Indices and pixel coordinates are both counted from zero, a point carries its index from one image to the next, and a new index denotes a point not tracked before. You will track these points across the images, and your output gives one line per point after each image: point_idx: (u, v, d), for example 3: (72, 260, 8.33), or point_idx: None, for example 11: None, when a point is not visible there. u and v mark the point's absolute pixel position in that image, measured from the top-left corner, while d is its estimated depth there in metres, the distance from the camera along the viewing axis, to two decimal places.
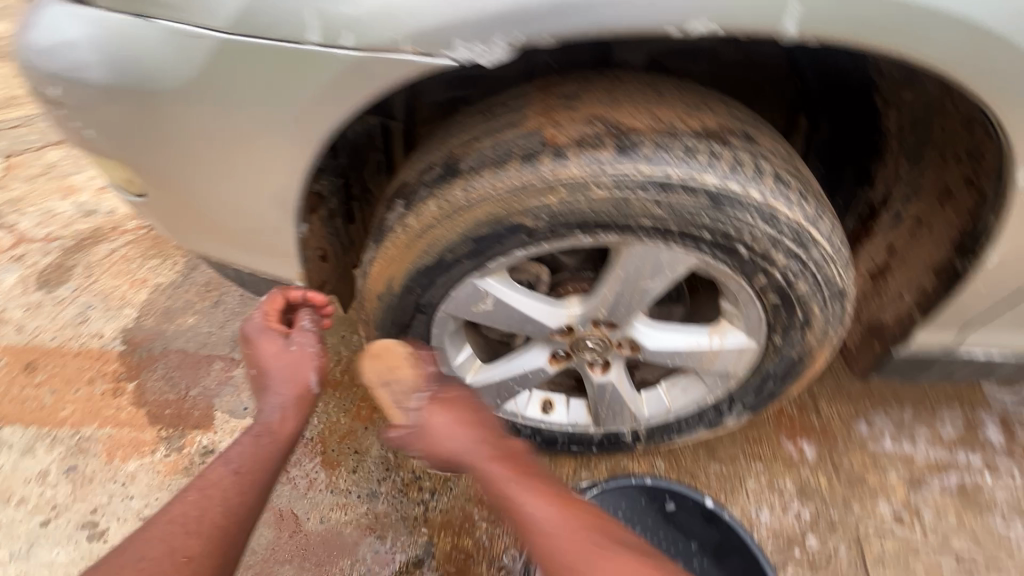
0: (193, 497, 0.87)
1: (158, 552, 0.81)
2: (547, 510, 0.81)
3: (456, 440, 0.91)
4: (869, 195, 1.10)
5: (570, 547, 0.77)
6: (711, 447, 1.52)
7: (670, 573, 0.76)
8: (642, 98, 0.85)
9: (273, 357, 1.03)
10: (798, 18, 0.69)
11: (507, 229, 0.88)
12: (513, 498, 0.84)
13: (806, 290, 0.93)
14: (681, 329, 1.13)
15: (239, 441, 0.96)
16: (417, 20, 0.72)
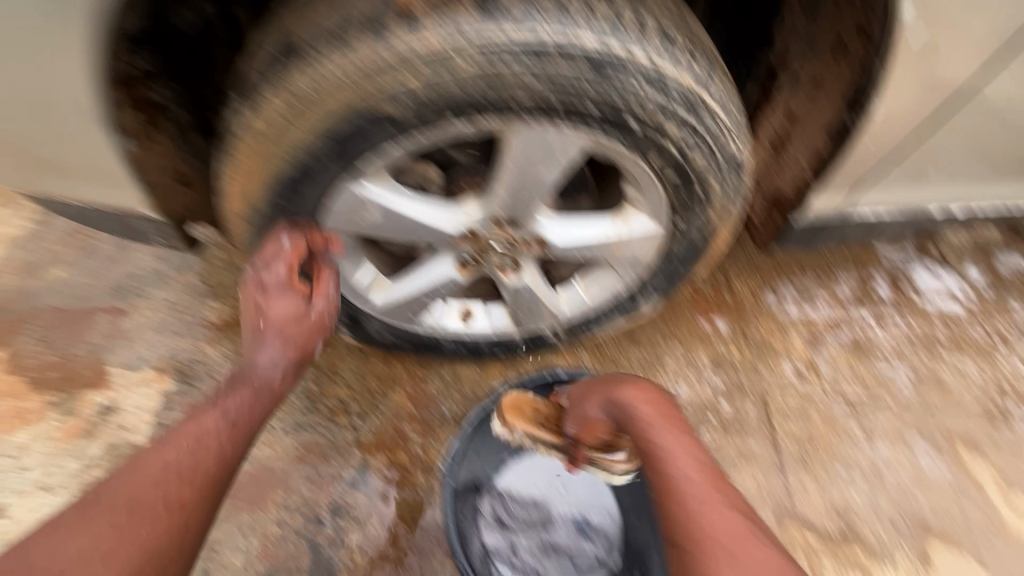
0: (187, 444, 0.83)
1: (154, 496, 0.78)
2: (690, 465, 0.86)
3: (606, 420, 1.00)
4: (769, 57, 1.02)
5: (707, 498, 0.82)
6: (633, 334, 1.56)
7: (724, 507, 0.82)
8: None
9: (285, 316, 0.95)
10: None
11: (369, 121, 0.77)
12: (668, 454, 0.88)
13: (703, 163, 0.89)
14: (588, 219, 1.08)
15: (237, 393, 0.92)
16: None
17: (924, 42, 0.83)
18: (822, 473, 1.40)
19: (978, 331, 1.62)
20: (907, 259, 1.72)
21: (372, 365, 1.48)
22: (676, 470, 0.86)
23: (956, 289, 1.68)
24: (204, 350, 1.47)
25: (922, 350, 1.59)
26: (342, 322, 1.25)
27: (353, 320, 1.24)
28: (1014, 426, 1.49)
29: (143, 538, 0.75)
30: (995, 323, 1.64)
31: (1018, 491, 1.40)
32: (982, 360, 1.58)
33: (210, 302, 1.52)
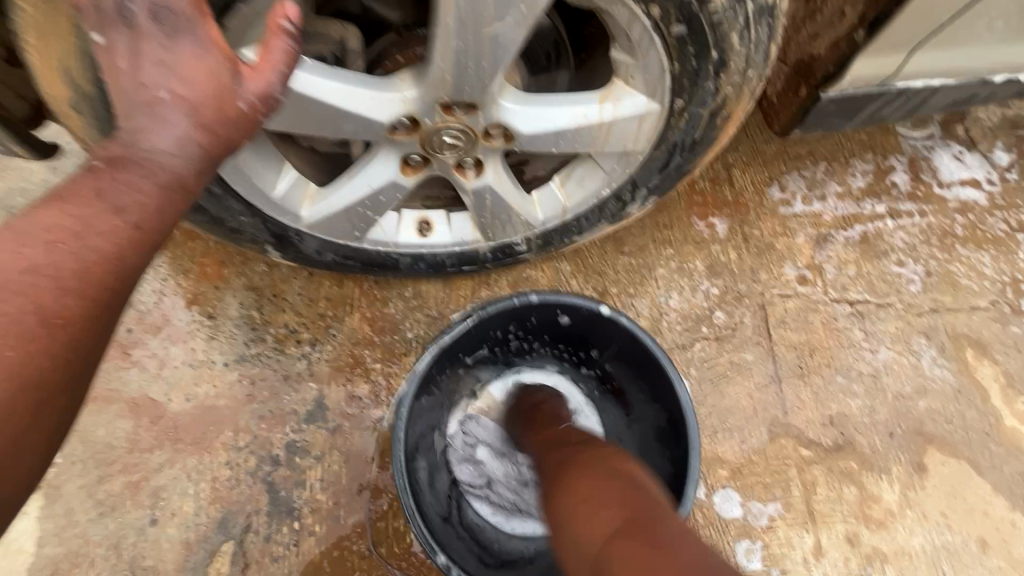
0: (60, 237, 0.51)
1: (13, 309, 0.49)
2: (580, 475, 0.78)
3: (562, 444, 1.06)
4: None
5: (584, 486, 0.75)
6: (620, 240, 1.37)
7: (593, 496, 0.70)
8: None
9: (198, 87, 0.55)
10: None
11: None
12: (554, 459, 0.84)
13: (722, 6, 0.67)
14: (562, 98, 0.83)
15: (109, 184, 0.54)
16: None
17: None
18: (819, 384, 1.30)
19: (1000, 223, 1.46)
20: (931, 142, 1.50)
21: (322, 287, 1.28)
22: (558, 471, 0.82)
23: (981, 175, 1.49)
24: None
25: (937, 246, 1.43)
26: (267, 242, 1.00)
27: (280, 239, 1.00)
28: None
29: (12, 365, 0.48)
30: (1020, 213, 1.46)
31: (1019, 393, 1.33)
32: (1001, 255, 1.43)
33: None
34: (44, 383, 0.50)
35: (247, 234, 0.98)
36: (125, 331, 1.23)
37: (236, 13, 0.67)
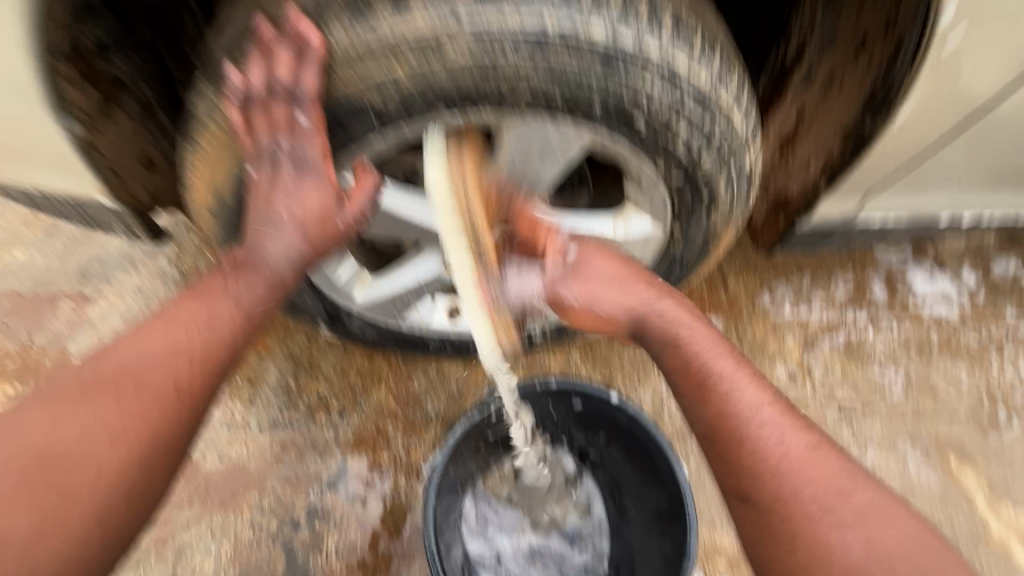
0: (193, 326, 0.78)
1: (161, 378, 0.75)
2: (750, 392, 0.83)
3: (608, 268, 0.93)
4: (783, 52, 0.97)
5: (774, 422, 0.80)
6: None
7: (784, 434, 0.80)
8: None
9: (314, 213, 0.79)
10: None
11: (348, 109, 0.72)
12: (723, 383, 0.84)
13: (710, 167, 0.82)
14: (582, 217, 1.02)
15: (231, 292, 0.80)
16: None
17: (956, 49, 0.77)
18: None
19: (971, 335, 1.60)
20: (905, 260, 1.68)
21: (354, 359, 1.40)
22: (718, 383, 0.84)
23: (952, 292, 1.65)
24: None
25: (915, 355, 1.57)
26: (320, 317, 1.15)
27: (331, 316, 1.15)
28: (1002, 434, 1.48)
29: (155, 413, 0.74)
30: (990, 327, 1.62)
31: (999, 499, 1.41)
32: (974, 365, 1.57)
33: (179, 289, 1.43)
34: (172, 425, 0.75)
35: (306, 310, 1.13)
36: None
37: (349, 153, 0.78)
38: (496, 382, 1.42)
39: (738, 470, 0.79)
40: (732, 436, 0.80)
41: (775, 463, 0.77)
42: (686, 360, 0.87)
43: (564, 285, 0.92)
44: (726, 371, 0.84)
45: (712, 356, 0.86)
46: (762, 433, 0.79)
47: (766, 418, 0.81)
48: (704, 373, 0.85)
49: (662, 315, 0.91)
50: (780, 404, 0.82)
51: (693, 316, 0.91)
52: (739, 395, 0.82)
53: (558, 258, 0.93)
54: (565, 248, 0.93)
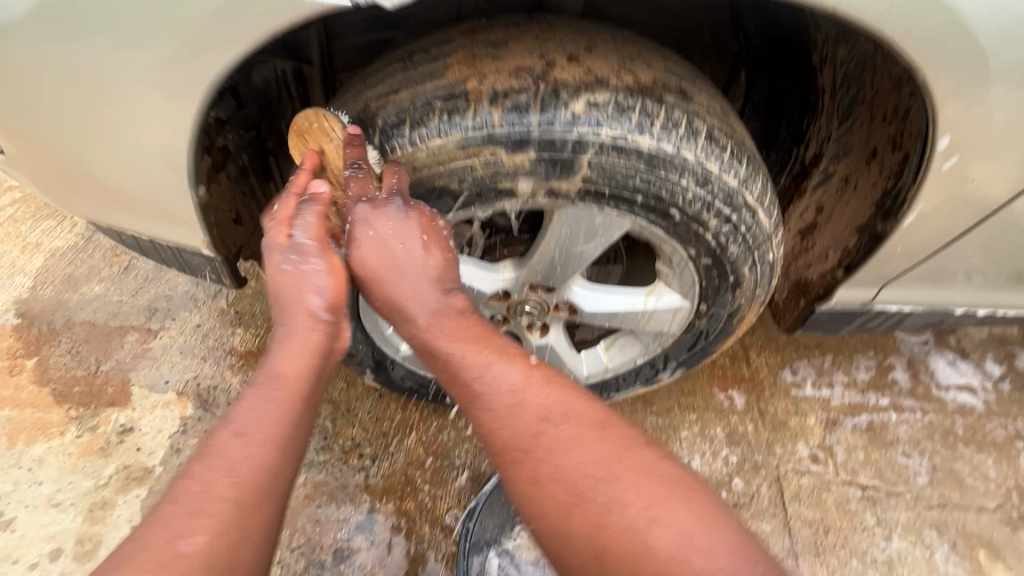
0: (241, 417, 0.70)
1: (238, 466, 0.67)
2: (509, 393, 0.80)
3: (392, 238, 0.79)
4: (803, 154, 1.11)
5: (520, 412, 0.78)
6: (649, 400, 1.57)
7: (571, 431, 0.77)
8: (565, 32, 0.80)
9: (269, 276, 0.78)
10: None
11: (429, 192, 0.82)
12: (482, 389, 0.80)
13: (737, 253, 0.90)
14: (617, 288, 1.12)
15: (254, 392, 0.72)
16: None
17: (955, 167, 0.86)
18: (833, 565, 1.37)
19: (997, 428, 1.60)
20: (926, 348, 1.72)
21: (389, 407, 1.48)
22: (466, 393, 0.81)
23: (975, 382, 1.67)
24: (227, 378, 1.49)
25: (940, 443, 1.57)
26: (367, 366, 1.24)
27: (378, 364, 1.24)
28: None
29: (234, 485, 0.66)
30: (1016, 420, 1.62)
31: None
32: (1002, 458, 1.56)
33: (237, 330, 1.56)
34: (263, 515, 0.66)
35: (355, 358, 1.22)
36: None
37: None
38: None
39: (514, 474, 0.76)
40: (499, 444, 0.78)
41: (536, 451, 0.76)
42: (444, 364, 0.82)
43: (408, 282, 0.82)
44: (470, 372, 0.81)
45: (462, 357, 0.82)
46: (531, 427, 0.77)
47: (516, 407, 0.79)
48: (471, 389, 0.81)
49: (430, 328, 0.83)
50: (552, 392, 0.80)
51: (454, 318, 0.83)
52: (489, 393, 0.80)
53: (391, 229, 0.78)
54: (358, 207, 0.77)
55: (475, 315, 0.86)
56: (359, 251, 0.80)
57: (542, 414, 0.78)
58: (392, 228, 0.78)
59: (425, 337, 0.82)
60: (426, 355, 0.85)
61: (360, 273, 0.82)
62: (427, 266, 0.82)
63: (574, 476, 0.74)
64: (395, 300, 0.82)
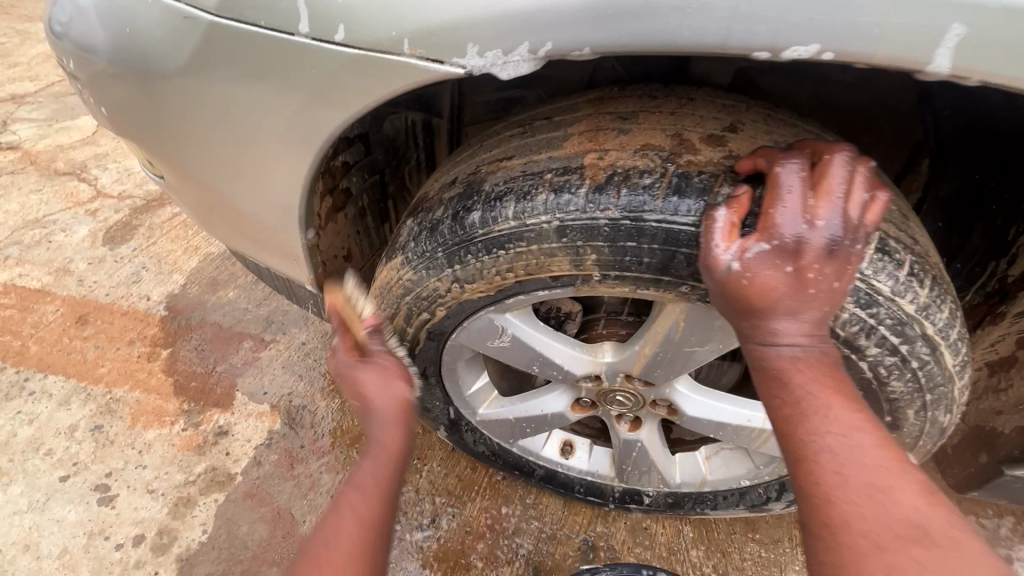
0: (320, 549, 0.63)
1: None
2: (848, 436, 0.56)
3: (773, 277, 0.59)
4: (1003, 269, 0.86)
5: (856, 474, 0.54)
6: (752, 524, 1.32)
7: (958, 553, 0.48)
8: (709, 107, 0.70)
9: (376, 390, 0.74)
10: (949, 51, 0.47)
11: (528, 267, 0.74)
12: (805, 412, 0.58)
13: (899, 391, 0.70)
14: (729, 397, 0.96)
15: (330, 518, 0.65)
16: (422, 15, 0.54)
17: None
18: None
19: None
20: None
21: (459, 465, 1.41)
22: (787, 424, 0.59)
23: None
24: (316, 401, 1.54)
25: None
26: (442, 423, 1.17)
27: (453, 423, 1.17)
28: None
29: None
30: None
31: None
32: None
33: None
34: None
35: (431, 414, 1.15)
36: (299, 446, 1.46)
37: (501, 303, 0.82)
38: (592, 536, 1.31)
39: (822, 559, 0.53)
40: (828, 519, 0.53)
41: (877, 548, 0.50)
42: (782, 402, 0.59)
43: (788, 318, 0.60)
44: (821, 424, 0.57)
45: (816, 402, 0.58)
46: (894, 521, 0.51)
47: (861, 487, 0.53)
48: (795, 422, 0.58)
49: (796, 363, 0.60)
50: (914, 477, 0.53)
51: (830, 369, 0.60)
52: (839, 457, 0.55)
53: (786, 271, 0.59)
54: (788, 222, 0.58)
55: (841, 369, 0.62)
56: (745, 289, 0.60)
57: (879, 483, 0.53)
58: (762, 269, 0.59)
59: (786, 370, 0.60)
60: (759, 389, 0.63)
61: (718, 300, 0.62)
62: (810, 315, 0.60)
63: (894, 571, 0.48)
64: (775, 332, 0.61)
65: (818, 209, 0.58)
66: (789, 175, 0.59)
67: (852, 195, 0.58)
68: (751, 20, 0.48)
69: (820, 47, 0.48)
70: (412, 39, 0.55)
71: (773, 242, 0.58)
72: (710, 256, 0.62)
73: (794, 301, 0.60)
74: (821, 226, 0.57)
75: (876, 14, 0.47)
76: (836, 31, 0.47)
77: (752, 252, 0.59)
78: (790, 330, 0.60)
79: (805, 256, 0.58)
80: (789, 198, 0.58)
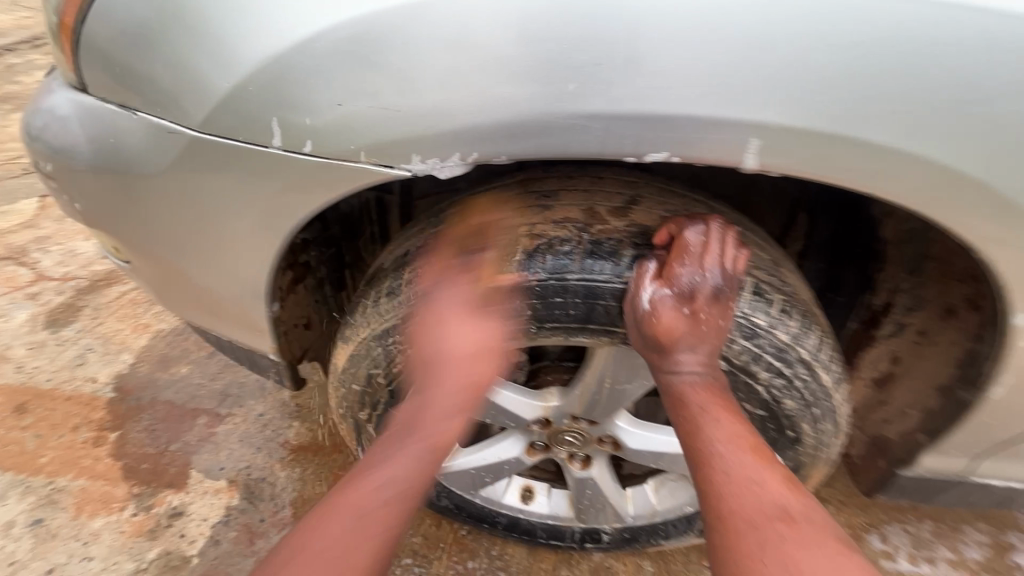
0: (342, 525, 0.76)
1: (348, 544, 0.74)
2: (733, 443, 0.74)
3: (677, 317, 0.77)
4: (871, 300, 1.04)
5: (739, 474, 0.72)
6: (706, 551, 1.40)
7: (810, 523, 0.67)
8: (614, 182, 0.84)
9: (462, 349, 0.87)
10: (758, 154, 0.63)
11: (475, 325, 0.85)
12: (702, 425, 0.75)
13: (793, 408, 0.84)
14: (665, 428, 1.08)
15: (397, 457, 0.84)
16: (373, 134, 0.67)
17: None
18: None
19: None
20: None
21: (424, 522, 1.44)
22: (689, 435, 0.76)
23: None
24: (276, 471, 1.53)
25: None
26: None
27: None
28: None
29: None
30: None
31: None
32: None
33: (294, 423, 1.63)
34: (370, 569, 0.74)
35: None
36: (259, 520, 1.44)
37: None
38: None
39: (718, 541, 0.68)
40: (721, 509, 0.70)
41: (755, 526, 0.67)
42: (684, 418, 0.77)
43: (689, 350, 0.78)
44: (714, 432, 0.75)
45: (709, 415, 0.76)
46: (767, 505, 0.69)
47: (744, 481, 0.71)
48: (696, 433, 0.76)
49: (694, 387, 0.78)
50: (779, 473, 0.73)
51: (719, 390, 0.79)
52: (727, 459, 0.73)
53: (684, 313, 0.78)
54: (685, 272, 0.77)
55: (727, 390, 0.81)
56: (655, 327, 0.77)
57: (755, 477, 0.72)
58: (667, 314, 0.77)
59: (685, 393, 0.78)
60: (669, 411, 0.80)
61: (638, 338, 0.79)
62: (705, 347, 0.79)
63: (762, 540, 0.66)
64: (678, 361, 0.78)
65: (707, 263, 0.76)
66: (689, 239, 0.77)
67: (727, 252, 0.77)
68: (620, 135, 0.63)
69: (670, 153, 0.64)
70: (368, 150, 0.68)
71: (674, 291, 0.77)
72: (635, 297, 0.77)
73: (694, 336, 0.78)
74: (708, 277, 0.77)
75: (708, 130, 0.62)
76: (681, 142, 0.63)
77: (660, 299, 0.77)
78: (692, 359, 0.78)
79: (696, 301, 0.78)
80: (687, 255, 0.77)
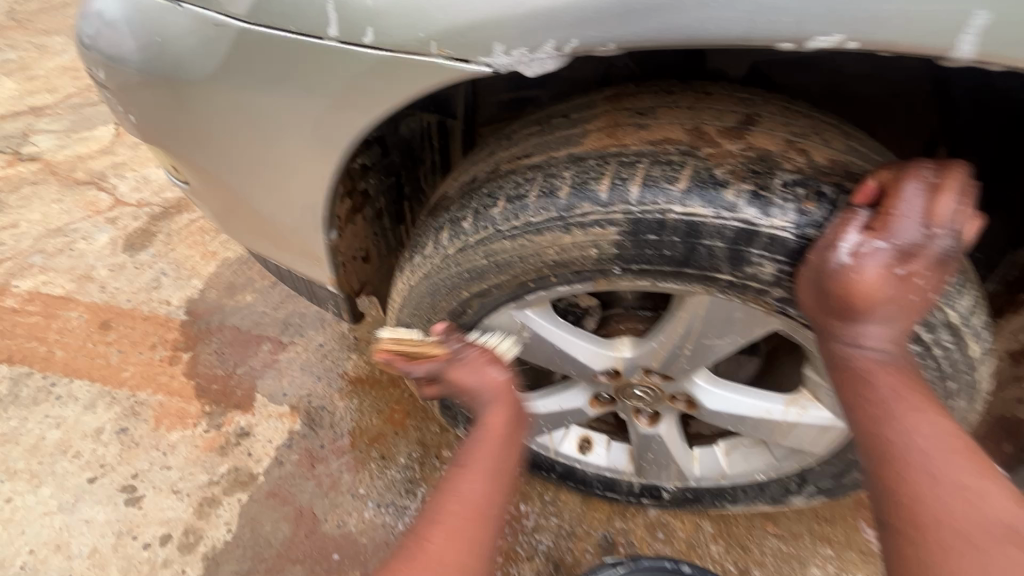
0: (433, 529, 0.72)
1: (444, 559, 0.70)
2: (937, 441, 0.60)
3: (891, 281, 0.60)
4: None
5: (945, 480, 0.58)
6: (771, 518, 1.32)
7: None
8: (725, 103, 0.70)
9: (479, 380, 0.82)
10: (980, 38, 0.48)
11: (550, 265, 0.75)
12: (891, 412, 0.61)
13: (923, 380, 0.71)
14: (749, 391, 0.96)
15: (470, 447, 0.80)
16: (448, 15, 0.57)
17: None
18: None
19: None
20: None
21: None
22: (878, 425, 0.61)
23: None
24: (335, 401, 1.56)
25: None
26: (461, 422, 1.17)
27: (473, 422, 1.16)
28: None
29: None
30: None
31: None
32: None
33: (352, 355, 1.65)
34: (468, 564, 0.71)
35: (451, 411, 1.16)
36: (319, 446, 1.48)
37: (521, 299, 0.83)
38: (612, 532, 1.32)
39: (906, 550, 0.58)
40: (918, 517, 0.57)
41: (970, 547, 0.55)
42: (868, 401, 0.62)
43: (884, 323, 0.62)
44: (913, 425, 0.60)
45: (905, 404, 0.61)
46: (986, 524, 0.56)
47: (956, 490, 0.58)
48: (891, 428, 0.61)
49: (883, 366, 0.63)
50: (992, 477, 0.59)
51: (912, 377, 0.63)
52: (930, 462, 0.59)
53: (896, 275, 0.60)
54: (910, 224, 0.58)
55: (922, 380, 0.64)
56: (852, 288, 0.60)
57: (970, 488, 0.58)
58: (875, 267, 0.59)
59: (871, 373, 0.62)
60: (837, 388, 0.65)
61: (817, 296, 0.63)
62: (903, 322, 0.62)
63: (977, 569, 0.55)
64: (866, 334, 0.62)
65: (938, 219, 0.59)
66: (913, 185, 0.59)
67: (960, 212, 0.59)
68: (773, 13, 0.50)
69: (845, 37, 0.50)
70: (440, 41, 0.58)
71: (893, 243, 0.59)
72: (832, 241, 0.61)
73: (897, 304, 0.61)
74: (937, 235, 0.59)
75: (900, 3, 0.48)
76: (866, 20, 0.49)
77: (875, 250, 0.59)
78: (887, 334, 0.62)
79: (916, 262, 0.59)
80: (914, 207, 0.58)
